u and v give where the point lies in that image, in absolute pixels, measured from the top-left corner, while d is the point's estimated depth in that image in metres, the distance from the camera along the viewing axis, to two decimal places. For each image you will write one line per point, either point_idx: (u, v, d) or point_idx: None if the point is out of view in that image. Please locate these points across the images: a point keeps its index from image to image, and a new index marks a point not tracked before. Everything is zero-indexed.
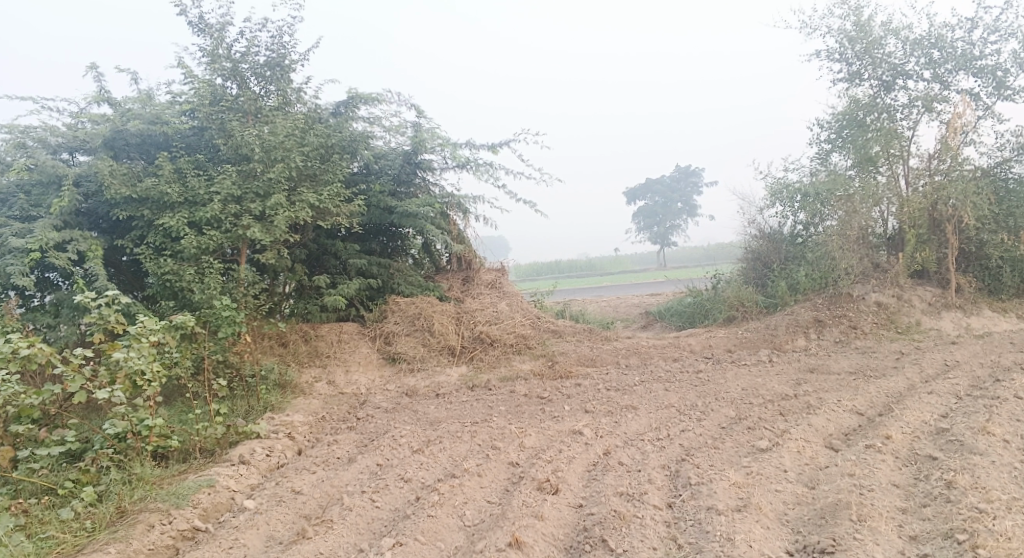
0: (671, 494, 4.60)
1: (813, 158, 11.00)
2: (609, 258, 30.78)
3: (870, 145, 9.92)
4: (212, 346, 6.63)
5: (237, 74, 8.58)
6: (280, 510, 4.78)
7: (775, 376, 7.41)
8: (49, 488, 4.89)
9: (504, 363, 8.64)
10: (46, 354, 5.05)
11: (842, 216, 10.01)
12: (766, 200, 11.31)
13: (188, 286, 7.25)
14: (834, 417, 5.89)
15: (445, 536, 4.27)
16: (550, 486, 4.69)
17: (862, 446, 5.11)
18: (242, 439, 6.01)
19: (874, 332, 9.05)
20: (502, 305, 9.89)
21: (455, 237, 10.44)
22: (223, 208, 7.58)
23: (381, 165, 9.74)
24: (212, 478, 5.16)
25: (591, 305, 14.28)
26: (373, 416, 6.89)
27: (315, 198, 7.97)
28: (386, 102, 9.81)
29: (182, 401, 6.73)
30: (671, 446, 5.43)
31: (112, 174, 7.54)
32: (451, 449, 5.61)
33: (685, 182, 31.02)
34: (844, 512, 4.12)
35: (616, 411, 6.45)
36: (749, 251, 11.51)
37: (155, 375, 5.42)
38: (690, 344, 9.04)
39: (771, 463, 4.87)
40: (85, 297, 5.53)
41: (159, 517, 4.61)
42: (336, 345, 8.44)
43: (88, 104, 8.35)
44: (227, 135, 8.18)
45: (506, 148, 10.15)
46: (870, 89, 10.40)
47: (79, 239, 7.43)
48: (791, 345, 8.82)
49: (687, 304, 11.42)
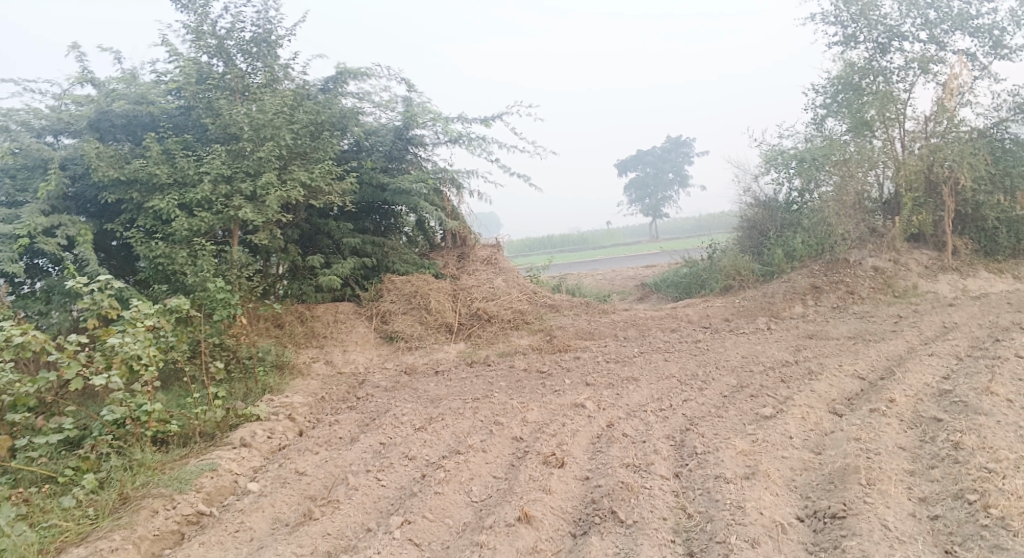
0: (678, 464, 4.59)
1: (808, 124, 10.90)
2: (602, 231, 30.68)
3: (866, 109, 9.83)
4: (207, 330, 6.55)
5: (223, 51, 8.37)
6: (285, 492, 4.74)
7: (774, 344, 7.40)
8: (49, 476, 4.83)
9: (503, 338, 8.59)
10: (40, 341, 4.98)
11: (838, 181, 9.98)
12: (760, 167, 11.21)
13: (181, 269, 7.15)
14: (836, 383, 5.88)
15: (453, 513, 4.25)
16: (556, 459, 4.67)
17: (867, 411, 5.10)
18: (242, 421, 5.96)
19: (872, 296, 9.03)
20: (498, 280, 9.82)
21: (449, 213, 10.33)
22: (213, 189, 7.45)
23: (372, 142, 9.60)
24: (215, 461, 5.11)
25: (586, 278, 14.24)
26: (373, 395, 6.85)
27: (307, 177, 7.83)
28: (376, 77, 9.63)
29: (179, 385, 6.67)
30: (675, 416, 5.41)
31: (99, 157, 7.38)
32: (454, 426, 5.58)
33: (675, 153, 30.90)
34: (853, 476, 4.12)
35: (617, 383, 6.43)
36: (745, 220, 11.45)
37: (152, 360, 5.35)
38: (687, 314, 9.01)
39: (776, 430, 4.86)
40: (77, 283, 5.44)
41: (163, 502, 4.57)
42: (331, 325, 8.36)
43: (71, 85, 8.16)
44: (214, 114, 8.00)
45: (499, 121, 10.01)
46: (866, 51, 10.29)
47: (68, 224, 7.29)
48: (788, 313, 8.80)
49: (682, 274, 11.39)
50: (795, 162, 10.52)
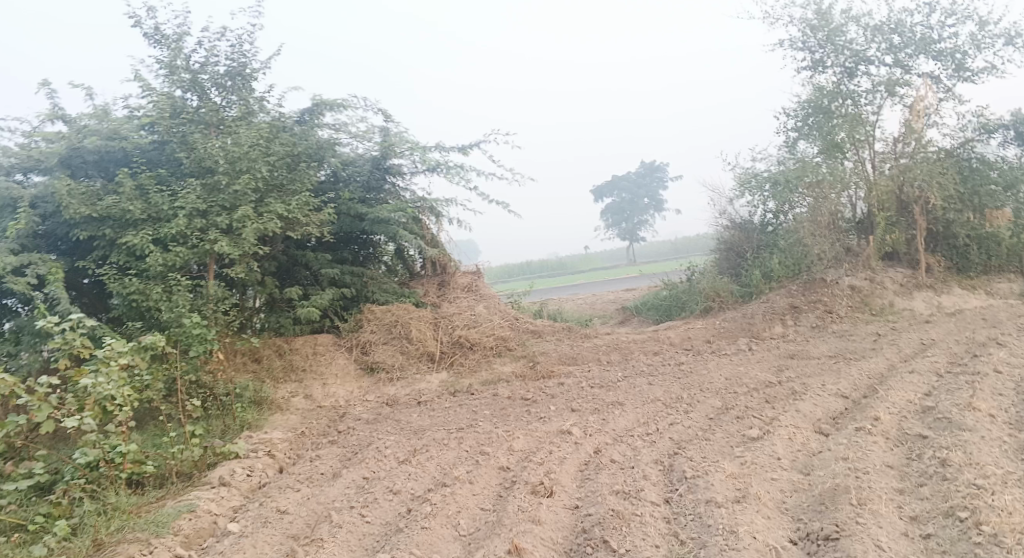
0: (668, 490, 4.54)
1: (780, 147, 11.10)
2: (580, 256, 30.81)
3: (836, 131, 10.02)
4: (184, 366, 6.41)
5: (196, 86, 8.33)
6: (267, 531, 4.60)
7: (757, 364, 7.42)
8: (19, 524, 4.64)
9: (485, 366, 8.52)
10: (9, 384, 4.85)
11: (813, 203, 10.00)
12: (735, 190, 11.38)
13: (156, 306, 7.01)
14: (820, 402, 5.89)
15: (441, 548, 4.14)
16: (544, 489, 4.59)
17: (853, 429, 5.11)
18: (220, 460, 5.81)
19: (850, 315, 9.12)
20: (479, 308, 9.78)
21: (429, 242, 10.29)
22: (188, 223, 7.35)
23: (349, 172, 9.58)
24: (193, 502, 4.96)
25: (567, 303, 14.24)
26: (355, 428, 6.72)
27: (284, 209, 7.76)
28: (352, 108, 9.63)
29: (155, 424, 6.49)
30: (662, 441, 5.37)
31: (70, 194, 7.27)
32: (438, 457, 5.48)
33: (650, 179, 31.24)
34: (843, 497, 4.10)
35: (603, 408, 6.38)
36: (722, 242, 11.58)
37: (126, 400, 5.22)
38: (669, 336, 9.02)
39: (764, 452, 4.84)
40: (48, 322, 5.31)
41: (139, 547, 4.40)
42: (311, 358, 8.23)
43: (42, 122, 8.05)
44: (189, 148, 7.94)
45: (477, 149, 10.06)
46: (834, 75, 10.55)
47: (38, 263, 7.14)
48: (768, 333, 8.85)
49: (663, 297, 11.44)
50: (768, 184, 10.74)
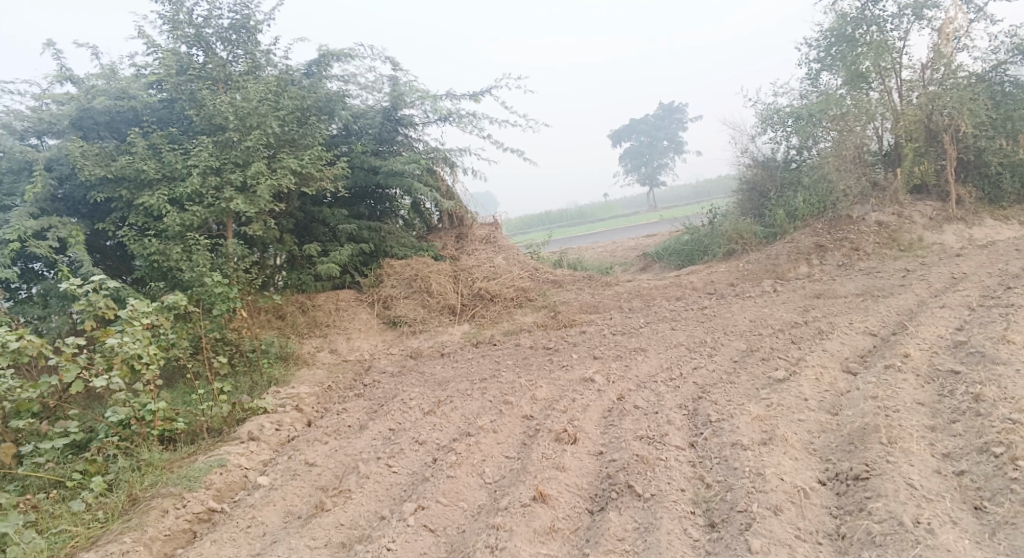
0: (693, 434, 4.51)
1: (803, 80, 10.67)
2: (600, 203, 30.43)
3: (861, 61, 9.63)
4: (207, 325, 6.47)
5: (201, 40, 8.15)
6: (296, 484, 4.67)
7: (781, 305, 7.30)
8: (57, 481, 4.76)
9: (506, 317, 8.49)
10: (36, 346, 4.93)
11: (836, 136, 9.77)
12: (757, 127, 11.04)
13: (177, 266, 7.04)
14: (847, 340, 5.81)
15: (467, 496, 4.17)
16: (568, 436, 4.59)
17: (882, 367, 5.02)
18: (248, 415, 5.90)
19: (877, 252, 8.89)
20: (498, 259, 9.70)
21: (444, 194, 10.16)
22: (203, 181, 7.31)
23: (360, 125, 9.42)
24: (223, 457, 5.03)
25: (587, 251, 14.16)
26: (379, 381, 6.77)
27: (297, 164, 7.69)
28: (359, 58, 9.43)
29: (184, 382, 6.59)
30: (686, 385, 5.32)
31: (84, 156, 7.24)
32: (463, 407, 5.50)
33: (670, 120, 30.60)
34: (873, 436, 4.04)
35: (625, 355, 6.35)
36: (743, 181, 11.27)
37: (153, 358, 5.27)
38: (692, 281, 8.89)
39: (791, 393, 4.78)
40: (71, 285, 5.36)
41: (173, 501, 4.49)
42: (334, 314, 8.26)
43: (50, 84, 7.99)
44: (198, 105, 7.84)
45: (488, 95, 9.83)
46: (858, 1, 10.04)
47: (59, 226, 7.17)
48: (793, 274, 8.68)
49: (684, 241, 11.21)
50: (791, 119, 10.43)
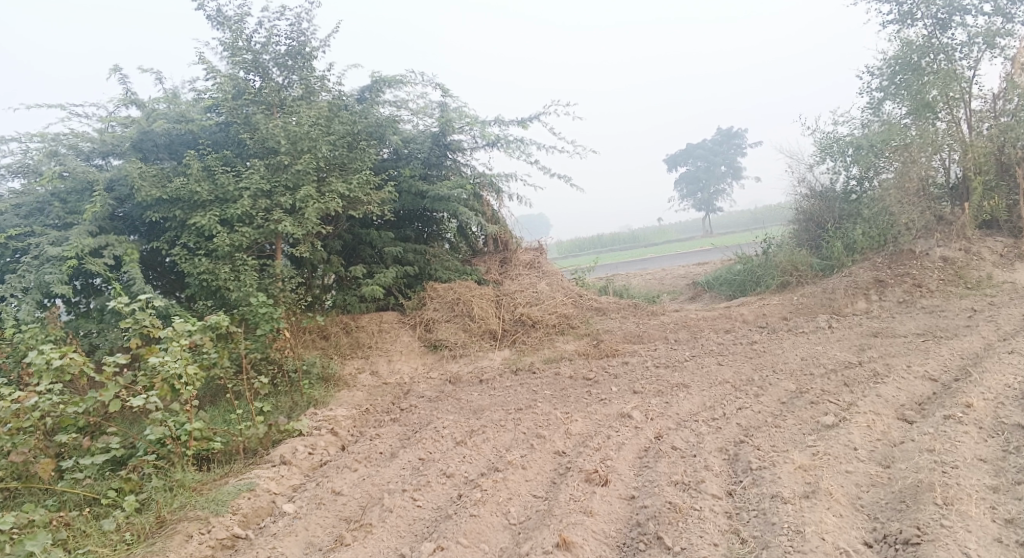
0: (732, 481, 4.28)
1: (864, 109, 10.26)
2: (653, 228, 29.99)
3: (927, 90, 9.24)
4: (250, 345, 6.54)
5: (258, 66, 8.34)
6: (320, 514, 4.62)
7: (836, 344, 6.93)
8: (92, 498, 4.84)
9: (548, 344, 8.34)
10: (78, 364, 5.02)
11: (899, 167, 9.37)
12: (815, 156, 10.61)
13: (225, 286, 7.17)
14: (904, 386, 5.44)
15: (489, 537, 4.05)
16: (599, 477, 4.41)
17: (941, 418, 4.67)
18: (284, 437, 5.90)
19: (941, 289, 8.40)
20: (542, 284, 9.56)
21: (490, 218, 10.12)
22: (254, 203, 7.46)
23: (411, 149, 9.48)
24: (253, 481, 5.03)
25: (636, 279, 13.88)
26: (416, 406, 6.71)
27: (345, 188, 7.77)
28: (411, 84, 9.54)
29: (225, 400, 6.67)
30: (728, 427, 5.07)
31: (142, 177, 7.46)
32: (495, 439, 5.38)
33: (727, 145, 30.07)
34: (927, 495, 3.76)
35: (666, 391, 6.10)
36: (800, 213, 10.69)
37: (191, 378, 5.29)
38: (742, 313, 8.57)
39: (838, 441, 4.49)
40: (119, 302, 5.45)
41: (197, 526, 4.50)
42: (376, 335, 8.27)
43: (117, 107, 8.34)
44: (252, 129, 8.01)
45: (537, 122, 9.80)
46: (924, 29, 9.64)
47: (115, 244, 7.38)
48: (851, 309, 8.29)
49: (736, 271, 10.81)
50: (851, 149, 10.02)
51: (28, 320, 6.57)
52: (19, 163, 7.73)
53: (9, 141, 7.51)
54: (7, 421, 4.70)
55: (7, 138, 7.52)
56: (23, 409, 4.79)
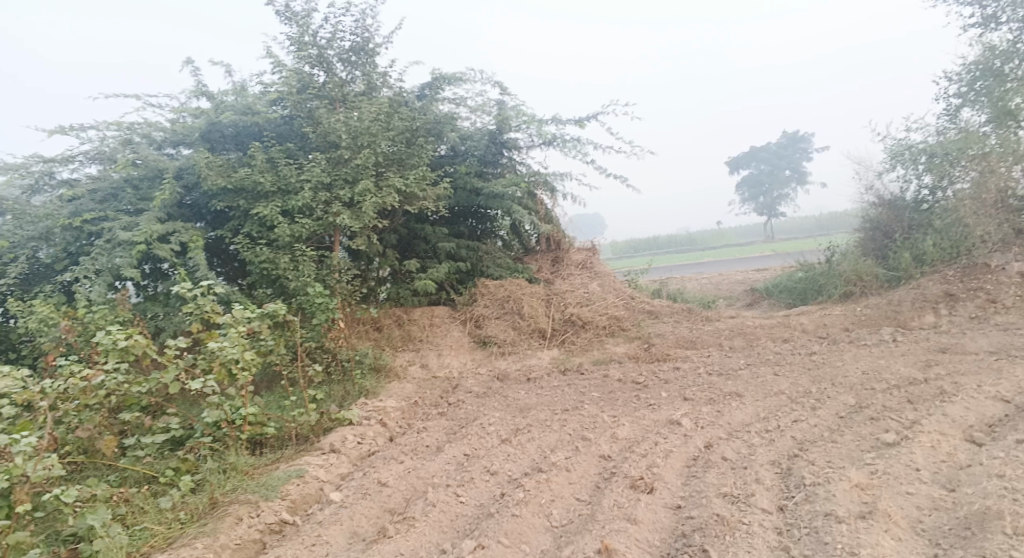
0: (783, 496, 4.14)
1: (940, 115, 9.79)
2: (711, 231, 29.34)
3: (1009, 98, 8.80)
4: (305, 334, 6.68)
5: (323, 61, 8.50)
6: (365, 504, 4.69)
7: (900, 359, 6.64)
8: (151, 476, 5.03)
9: (598, 346, 8.26)
10: (143, 345, 5.22)
11: (976, 176, 8.90)
12: (885, 162, 10.16)
13: (284, 275, 7.32)
14: (973, 406, 5.16)
15: (530, 539, 4.02)
16: (645, 484, 4.35)
17: (1012, 442, 4.41)
18: (335, 425, 6.00)
19: (1018, 306, 7.93)
20: (593, 285, 9.45)
21: (544, 217, 10.07)
22: (314, 196, 7.60)
23: (468, 146, 9.52)
24: (303, 467, 5.15)
25: (690, 283, 13.61)
26: (463, 401, 6.74)
27: (402, 183, 7.86)
28: (470, 82, 9.59)
29: (281, 387, 6.84)
30: (781, 439, 4.92)
31: (209, 166, 7.66)
32: (540, 439, 5.35)
33: (794, 149, 29.08)
34: (994, 523, 3.55)
35: (718, 399, 5.95)
36: (866, 221, 10.24)
37: (248, 364, 5.42)
38: (801, 323, 8.29)
39: (899, 461, 4.29)
40: (182, 287, 5.63)
41: (248, 509, 4.61)
42: (428, 329, 8.34)
43: (189, 98, 8.65)
44: (315, 123, 8.17)
45: (594, 122, 9.70)
46: (1009, 32, 9.15)
47: (182, 231, 7.64)
48: (917, 323, 7.94)
49: (797, 279, 10.45)
50: (924, 156, 9.50)
51: (100, 301, 6.86)
52: (96, 150, 8.09)
53: (88, 129, 7.87)
54: (75, 397, 4.92)
55: (86, 126, 7.88)
56: (91, 386, 5.00)
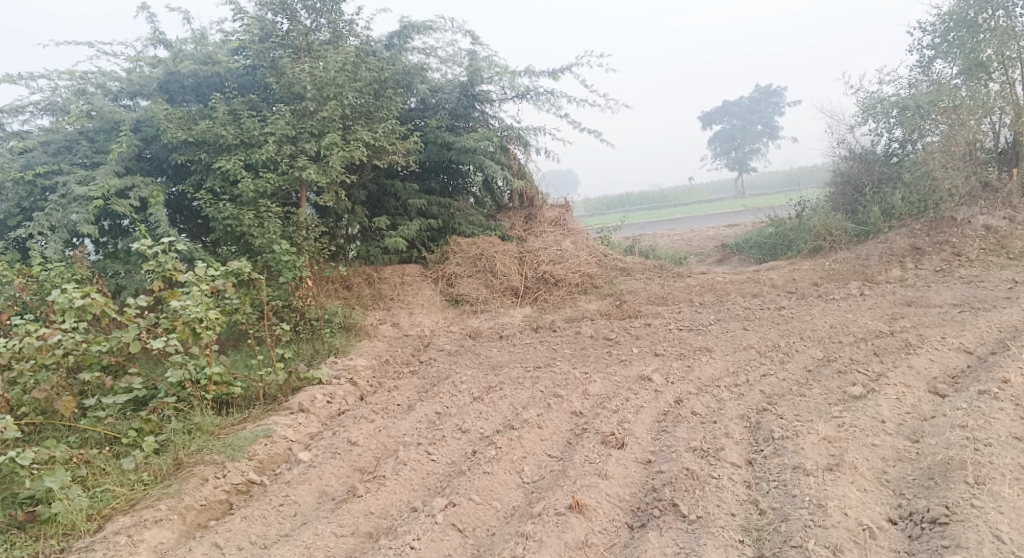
0: (752, 450, 4.18)
1: (912, 68, 9.75)
2: (683, 188, 29.35)
3: (981, 49, 8.77)
4: (272, 292, 6.50)
5: (286, 8, 8.09)
6: (334, 463, 4.63)
7: (867, 312, 6.71)
8: (113, 437, 4.90)
9: (570, 303, 8.22)
10: (101, 304, 5.00)
11: (946, 130, 8.95)
12: (857, 116, 10.12)
13: (249, 232, 7.10)
14: (937, 358, 5.24)
15: (502, 495, 4.02)
16: (616, 440, 4.35)
17: (975, 393, 4.49)
18: (304, 384, 5.91)
19: (982, 259, 8.06)
20: (566, 242, 9.37)
21: (516, 173, 9.91)
22: (279, 149, 7.34)
23: (438, 99, 9.26)
24: (270, 427, 5.06)
25: (662, 240, 13.60)
26: (435, 359, 6.68)
27: (370, 136, 7.62)
28: (441, 31, 9.28)
29: (248, 345, 6.70)
30: (751, 393, 4.95)
31: (168, 118, 7.34)
32: (512, 396, 5.32)
33: (765, 103, 28.95)
34: (957, 473, 3.62)
35: (689, 354, 5.99)
36: (837, 175, 10.27)
37: (212, 323, 5.25)
38: (771, 277, 8.34)
39: (866, 413, 4.34)
40: (141, 244, 5.38)
41: (213, 470, 4.53)
42: (398, 287, 8.22)
43: (144, 46, 8.23)
44: (278, 73, 7.81)
45: (568, 73, 9.51)
46: None
47: (141, 185, 7.34)
48: (884, 277, 8.03)
49: (768, 234, 10.48)
50: (896, 110, 9.49)
51: (55, 259, 6.60)
52: (47, 100, 7.71)
53: (37, 78, 7.47)
54: (31, 356, 4.73)
55: (36, 74, 7.47)
56: (47, 346, 4.81)
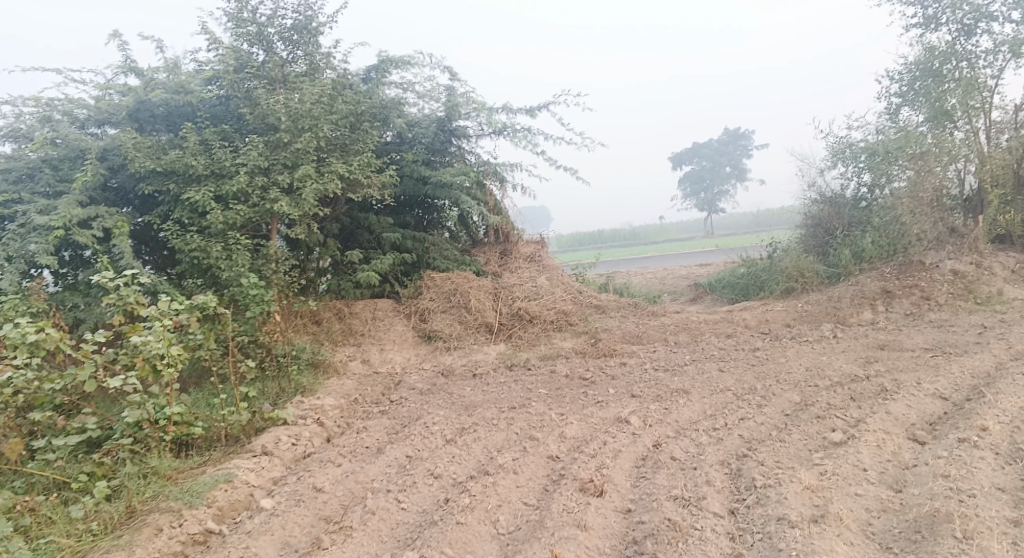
0: (734, 499, 4.07)
1: (880, 114, 10.01)
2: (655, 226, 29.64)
3: (946, 98, 9.06)
4: (237, 327, 6.27)
5: (263, 39, 8.02)
6: (298, 511, 4.41)
7: (841, 355, 6.71)
8: (62, 482, 4.61)
9: (545, 340, 8.10)
10: (55, 340, 4.72)
11: (913, 176, 9.10)
12: (827, 160, 10.33)
13: (216, 265, 6.88)
14: (914, 404, 5.21)
15: (476, 548, 3.84)
16: (594, 487, 4.21)
17: (955, 441, 4.46)
18: (268, 425, 5.66)
19: (950, 303, 8.16)
20: (541, 279, 9.28)
21: (492, 208, 9.86)
22: (250, 181, 7.17)
23: (414, 133, 9.22)
24: (231, 472, 4.81)
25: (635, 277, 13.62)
26: (406, 399, 6.48)
27: (345, 169, 7.50)
28: (419, 66, 9.28)
29: (211, 383, 6.43)
30: (730, 438, 4.85)
31: (136, 147, 7.16)
32: (486, 439, 5.16)
33: (733, 146, 29.65)
34: (944, 527, 3.56)
35: (665, 396, 5.88)
36: (808, 217, 10.46)
37: (174, 359, 5.01)
38: (744, 318, 8.35)
39: (847, 461, 4.27)
40: (102, 276, 5.12)
41: (169, 518, 4.27)
42: (370, 323, 8.03)
43: (115, 74, 8.07)
44: (253, 104, 7.70)
45: (545, 112, 9.54)
46: (948, 34, 9.37)
47: (105, 215, 7.10)
48: (856, 319, 8.08)
49: (740, 274, 10.53)
50: (864, 155, 9.77)
51: (10, 291, 6.30)
52: (10, 127, 7.47)
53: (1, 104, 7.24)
54: None
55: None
56: None
